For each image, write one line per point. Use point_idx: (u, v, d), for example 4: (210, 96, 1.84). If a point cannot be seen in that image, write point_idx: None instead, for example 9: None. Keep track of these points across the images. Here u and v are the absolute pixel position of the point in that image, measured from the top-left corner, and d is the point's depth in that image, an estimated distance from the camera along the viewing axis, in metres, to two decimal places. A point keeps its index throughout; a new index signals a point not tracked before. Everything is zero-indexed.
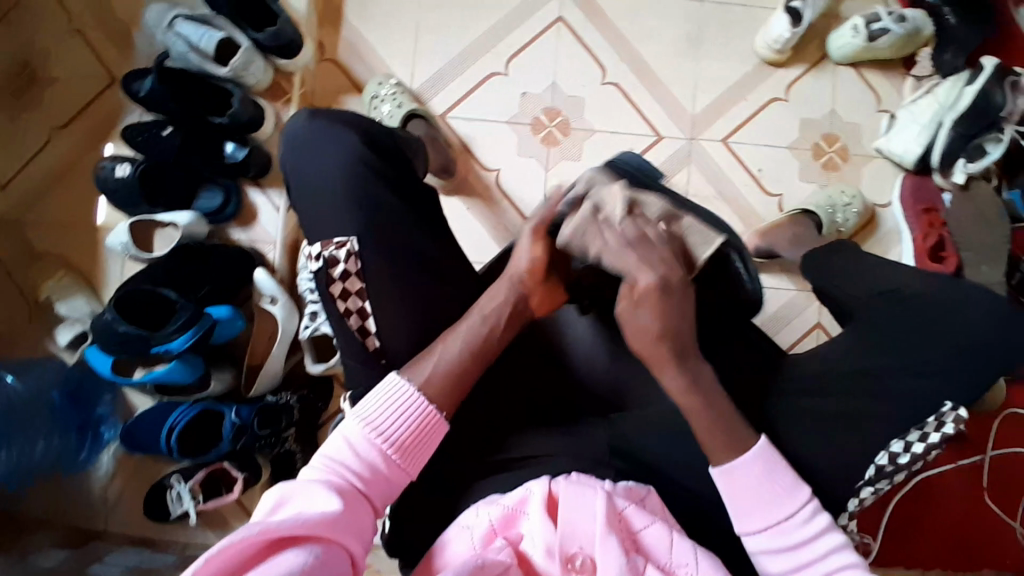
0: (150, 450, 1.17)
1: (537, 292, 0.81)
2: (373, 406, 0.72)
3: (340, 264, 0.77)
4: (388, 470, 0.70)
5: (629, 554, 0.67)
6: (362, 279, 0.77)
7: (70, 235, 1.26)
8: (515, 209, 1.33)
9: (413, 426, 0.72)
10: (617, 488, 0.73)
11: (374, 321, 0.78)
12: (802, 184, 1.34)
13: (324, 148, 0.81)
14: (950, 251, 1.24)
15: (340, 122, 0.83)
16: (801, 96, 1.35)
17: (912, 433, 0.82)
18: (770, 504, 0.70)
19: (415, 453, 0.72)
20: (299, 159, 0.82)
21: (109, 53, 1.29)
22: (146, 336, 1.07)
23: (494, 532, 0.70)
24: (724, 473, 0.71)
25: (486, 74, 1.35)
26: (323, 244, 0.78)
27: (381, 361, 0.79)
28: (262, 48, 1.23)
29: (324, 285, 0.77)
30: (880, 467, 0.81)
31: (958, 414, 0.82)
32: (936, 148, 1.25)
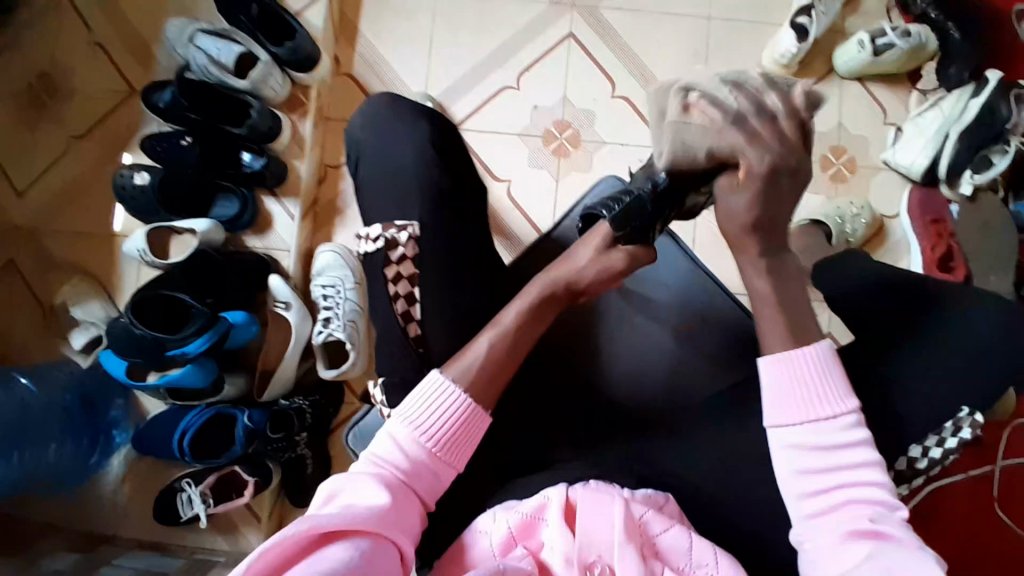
0: (161, 454, 1.19)
1: (582, 284, 0.82)
2: (417, 404, 0.71)
3: (400, 246, 0.80)
4: (436, 469, 0.70)
5: (648, 562, 0.67)
6: (417, 265, 0.80)
7: (89, 243, 1.28)
8: (525, 218, 1.35)
9: (459, 424, 0.71)
10: (636, 495, 0.73)
11: (420, 306, 0.79)
12: (810, 196, 1.35)
13: (388, 134, 0.86)
14: (959, 262, 1.25)
15: (381, 119, 0.87)
16: (809, 110, 1.37)
17: (930, 437, 0.85)
18: (812, 405, 0.69)
19: (460, 451, 0.71)
20: (365, 138, 0.87)
21: (127, 64, 1.33)
22: (161, 340, 1.09)
23: (513, 540, 0.70)
24: (776, 359, 0.71)
25: (498, 87, 1.38)
26: (385, 225, 0.81)
27: (417, 349, 0.79)
28: (281, 62, 1.27)
29: (380, 265, 0.80)
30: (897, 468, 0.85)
31: (976, 420, 0.86)
32: (942, 160, 1.27)
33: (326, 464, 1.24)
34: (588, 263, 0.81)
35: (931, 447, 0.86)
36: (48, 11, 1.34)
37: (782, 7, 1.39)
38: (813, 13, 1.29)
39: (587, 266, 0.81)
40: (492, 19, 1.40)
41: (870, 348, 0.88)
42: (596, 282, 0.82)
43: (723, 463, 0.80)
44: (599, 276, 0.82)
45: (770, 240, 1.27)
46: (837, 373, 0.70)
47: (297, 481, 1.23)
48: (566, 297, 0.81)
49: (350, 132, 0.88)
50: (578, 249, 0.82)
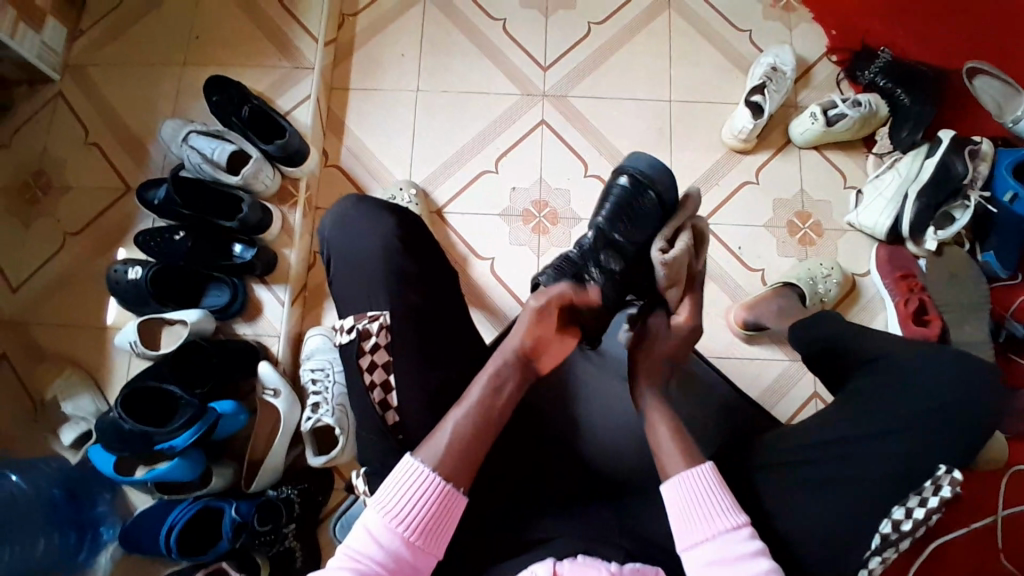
0: (147, 550, 1.15)
1: (525, 350, 0.81)
2: (391, 492, 0.71)
3: (372, 336, 0.82)
4: (413, 556, 0.70)
5: None
6: (391, 352, 0.82)
7: (81, 336, 1.30)
8: (508, 295, 1.39)
9: (433, 509, 0.71)
10: (624, 569, 0.74)
11: (396, 394, 0.81)
12: (781, 258, 1.40)
13: (360, 228, 0.89)
14: (932, 313, 1.28)
15: (371, 204, 0.91)
16: (770, 179, 1.44)
17: (911, 498, 0.82)
18: (709, 519, 0.73)
19: (438, 535, 0.71)
20: (332, 236, 0.90)
21: (123, 163, 1.40)
22: (149, 433, 1.09)
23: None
24: (678, 480, 0.76)
25: (478, 171, 1.46)
26: (357, 317, 0.84)
27: (397, 436, 0.80)
28: (271, 158, 1.34)
29: (355, 356, 0.82)
30: (885, 535, 0.82)
31: (953, 475, 0.82)
32: (905, 219, 1.33)
33: (315, 556, 1.22)
34: (516, 332, 0.81)
35: (913, 509, 0.82)
36: (50, 117, 1.43)
37: (737, 86, 1.49)
38: (765, 91, 1.40)
39: (517, 336, 0.81)
40: (469, 109, 1.50)
41: (846, 406, 0.91)
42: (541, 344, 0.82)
43: None
44: (534, 341, 0.81)
45: (745, 304, 1.33)
46: (723, 488, 0.75)
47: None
48: (517, 367, 0.81)
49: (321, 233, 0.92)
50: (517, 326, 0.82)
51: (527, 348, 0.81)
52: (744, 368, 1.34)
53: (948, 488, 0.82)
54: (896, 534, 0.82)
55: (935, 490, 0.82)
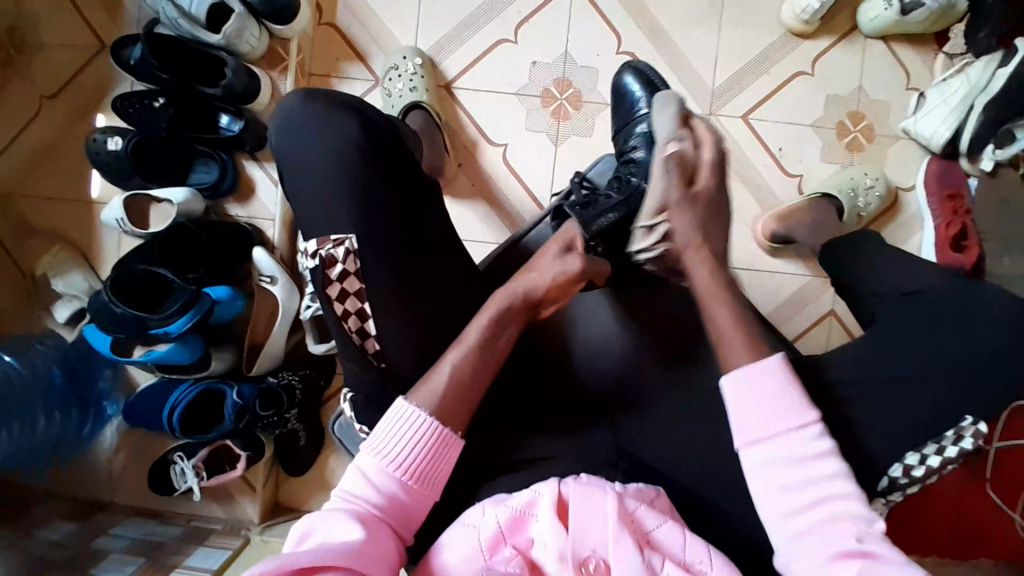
0: (150, 425, 1.19)
1: (540, 292, 0.80)
2: (386, 435, 0.72)
3: (338, 263, 0.77)
4: (409, 498, 0.71)
5: (644, 553, 0.66)
6: (361, 279, 0.78)
7: (64, 209, 1.22)
8: (522, 189, 1.28)
9: (429, 449, 0.71)
10: (628, 489, 0.73)
11: (373, 322, 0.78)
12: (822, 164, 1.28)
13: (321, 134, 0.80)
14: (972, 241, 1.18)
15: (339, 107, 0.81)
16: (827, 71, 1.27)
17: (929, 445, 0.78)
18: (772, 416, 0.68)
19: (433, 477, 0.72)
20: (287, 147, 0.81)
21: (95, 16, 1.22)
22: (143, 319, 1.05)
23: (501, 537, 0.69)
24: (739, 374, 0.70)
25: (494, 40, 1.28)
26: (321, 241, 0.77)
27: (377, 365, 0.78)
28: (256, 13, 1.16)
29: (321, 286, 0.76)
30: (894, 479, 0.78)
31: (979, 428, 0.78)
32: (965, 133, 1.18)
33: (318, 435, 1.24)
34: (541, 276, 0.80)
35: (929, 456, 0.78)
36: None
37: None
38: None
39: (540, 279, 0.80)
40: None
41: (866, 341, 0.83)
42: (554, 290, 0.80)
43: (708, 463, 0.82)
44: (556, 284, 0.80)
45: (777, 213, 1.23)
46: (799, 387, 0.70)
47: (291, 451, 1.24)
48: (524, 308, 0.79)
49: (273, 142, 0.82)
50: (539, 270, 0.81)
51: (552, 289, 0.80)
52: (765, 282, 1.28)
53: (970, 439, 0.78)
54: (906, 479, 0.79)
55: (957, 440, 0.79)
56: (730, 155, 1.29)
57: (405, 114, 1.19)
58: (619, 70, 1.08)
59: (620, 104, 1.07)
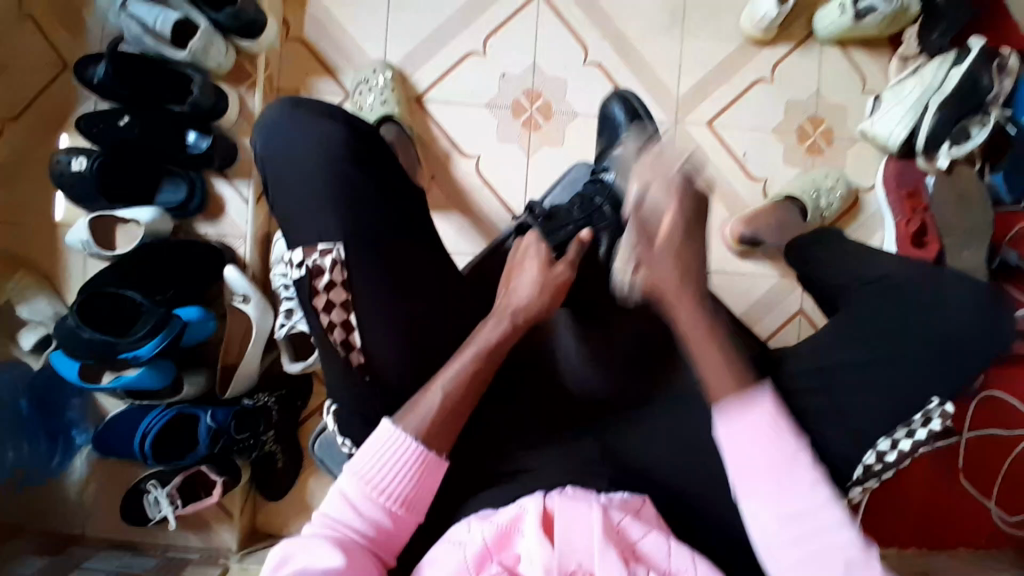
0: (122, 453, 1.15)
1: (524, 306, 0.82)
2: (370, 459, 0.71)
3: (325, 273, 0.77)
4: (393, 524, 0.71)
5: (629, 565, 0.67)
6: (349, 291, 0.78)
7: (26, 233, 1.19)
8: (495, 199, 1.29)
9: (414, 476, 0.72)
10: (613, 501, 0.74)
11: (359, 335, 0.78)
12: (785, 166, 1.32)
13: (302, 138, 0.79)
14: (932, 237, 1.22)
15: (321, 113, 0.80)
16: (786, 78, 1.31)
17: (900, 430, 0.80)
18: (771, 471, 0.65)
19: (416, 502, 0.72)
20: (269, 152, 0.80)
21: (55, 33, 1.19)
22: (111, 342, 1.02)
23: (488, 553, 0.69)
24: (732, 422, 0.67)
25: (464, 53, 1.29)
26: (307, 251, 0.78)
27: (365, 377, 0.78)
28: (223, 28, 1.14)
29: (307, 296, 0.77)
30: (869, 467, 0.81)
31: (945, 408, 0.81)
32: (922, 132, 1.22)
33: (297, 458, 1.22)
34: (524, 293, 0.83)
35: (900, 440, 0.81)
36: None
37: None
38: None
39: (523, 296, 0.83)
40: None
41: (840, 333, 0.85)
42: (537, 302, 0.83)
43: (691, 462, 0.83)
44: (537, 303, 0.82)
45: (744, 217, 1.25)
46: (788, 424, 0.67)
47: (268, 475, 1.22)
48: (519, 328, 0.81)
49: (255, 146, 0.80)
50: (516, 292, 0.83)
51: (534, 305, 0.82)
52: (735, 282, 1.31)
53: (937, 421, 0.81)
54: (880, 465, 0.81)
55: (925, 423, 0.81)
56: None
57: (378, 124, 1.19)
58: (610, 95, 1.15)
59: (605, 129, 1.13)
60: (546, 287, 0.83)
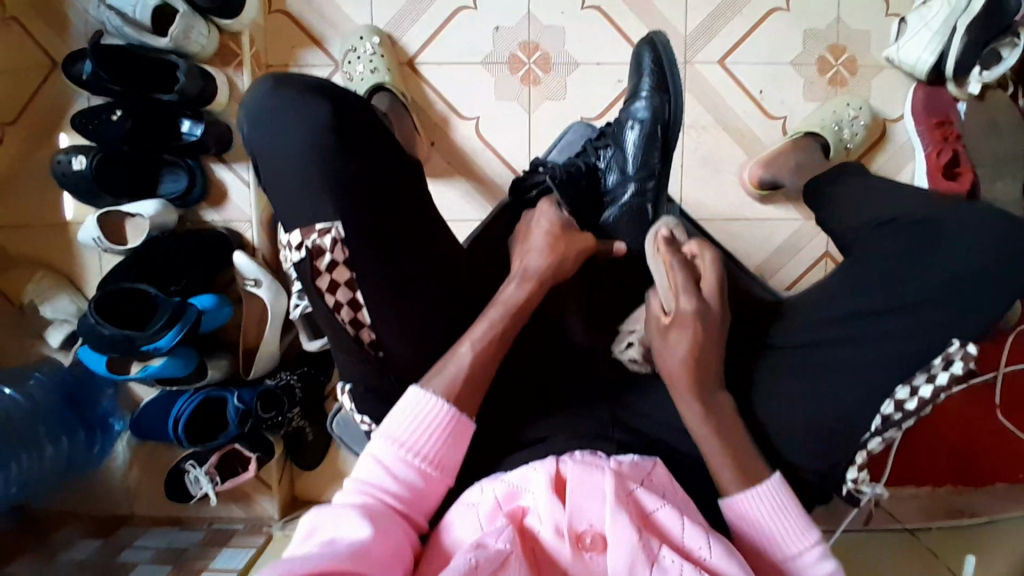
0: (159, 437, 1.21)
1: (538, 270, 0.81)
2: (401, 421, 0.71)
3: (326, 253, 0.71)
4: (426, 485, 0.71)
5: (641, 534, 0.64)
6: (352, 268, 0.73)
7: (40, 234, 1.21)
8: (497, 160, 1.25)
9: (446, 437, 0.72)
10: (621, 464, 0.73)
11: (367, 312, 0.73)
12: (805, 101, 1.23)
13: (290, 119, 0.72)
14: (964, 166, 1.15)
15: (307, 89, 0.73)
16: (804, 4, 1.21)
17: (918, 376, 0.74)
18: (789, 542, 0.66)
19: (448, 463, 0.72)
20: (255, 136, 0.74)
21: (37, 28, 1.17)
22: (132, 336, 1.04)
23: (498, 508, 0.70)
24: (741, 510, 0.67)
25: (453, 9, 1.23)
26: (305, 232, 0.71)
27: (376, 353, 0.76)
28: (202, 11, 1.11)
29: (311, 277, 0.71)
30: (887, 416, 0.74)
31: (967, 350, 0.73)
32: (951, 55, 1.13)
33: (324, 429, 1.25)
34: (536, 258, 0.81)
35: (919, 386, 0.74)
36: None
37: None
38: None
39: (535, 261, 0.81)
40: None
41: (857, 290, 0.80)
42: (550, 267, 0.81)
43: None
44: (553, 267, 0.82)
45: (761, 159, 1.19)
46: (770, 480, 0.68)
47: (301, 447, 1.26)
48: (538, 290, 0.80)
49: (241, 133, 0.75)
50: (530, 255, 0.82)
51: (548, 271, 0.81)
52: (755, 228, 1.25)
53: (959, 365, 0.74)
54: (899, 414, 0.74)
55: (945, 367, 0.74)
56: (707, 104, 1.24)
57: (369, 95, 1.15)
58: (639, 45, 1.00)
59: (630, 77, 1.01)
60: (563, 258, 0.82)
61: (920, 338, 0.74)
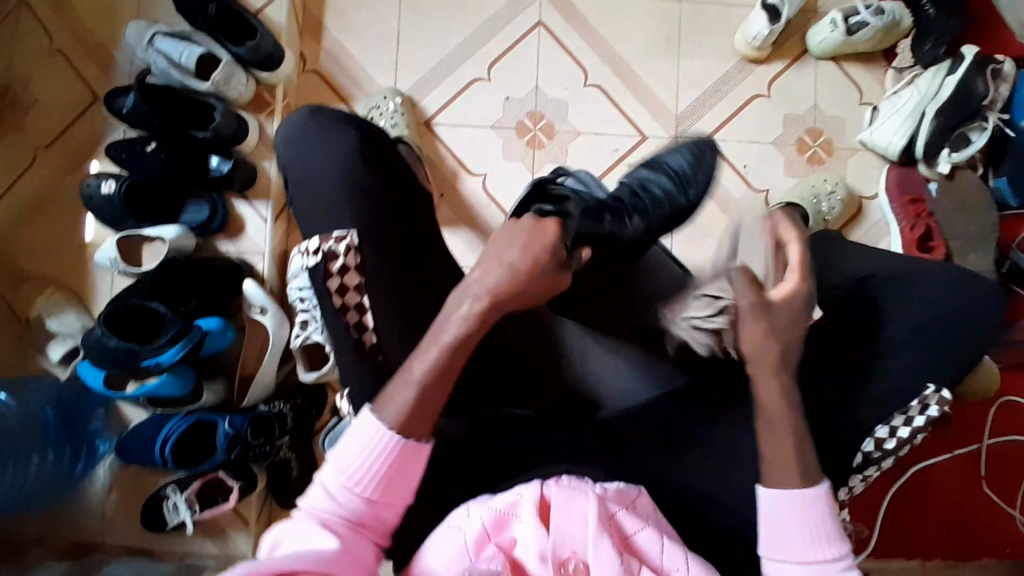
0: (141, 460, 1.18)
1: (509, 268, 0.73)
2: (342, 450, 0.69)
3: (339, 258, 0.79)
4: (377, 506, 0.69)
5: (623, 557, 0.65)
6: (361, 274, 0.80)
7: (58, 253, 1.27)
8: (499, 213, 1.34)
9: (388, 462, 0.69)
10: (608, 491, 0.70)
11: (371, 315, 0.79)
12: (786, 177, 1.34)
13: (324, 143, 0.84)
14: (938, 241, 1.24)
15: (339, 120, 0.86)
16: (784, 93, 1.35)
17: (897, 416, 0.79)
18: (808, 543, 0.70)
19: (398, 485, 0.69)
20: (293, 156, 0.86)
21: (91, 70, 1.30)
22: (136, 349, 1.07)
23: (487, 536, 0.66)
24: (785, 502, 0.70)
25: (469, 79, 1.37)
26: (323, 238, 0.80)
27: (375, 356, 0.78)
28: (243, 62, 1.24)
29: (322, 279, 0.79)
30: (867, 454, 0.79)
31: (942, 395, 0.79)
32: (919, 139, 1.25)
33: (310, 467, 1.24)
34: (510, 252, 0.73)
35: (898, 427, 0.79)
36: (15, 24, 1.31)
37: None
38: None
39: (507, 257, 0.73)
40: (459, 11, 1.37)
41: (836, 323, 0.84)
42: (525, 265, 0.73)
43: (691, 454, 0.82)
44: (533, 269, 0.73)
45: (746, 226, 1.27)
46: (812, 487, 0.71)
47: (283, 485, 1.23)
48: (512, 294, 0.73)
49: (278, 153, 0.87)
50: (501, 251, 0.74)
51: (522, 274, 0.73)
52: None
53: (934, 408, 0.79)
54: (879, 452, 0.79)
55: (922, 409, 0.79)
56: None
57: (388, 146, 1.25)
58: None
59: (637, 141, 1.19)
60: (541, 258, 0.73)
61: (891, 374, 0.80)
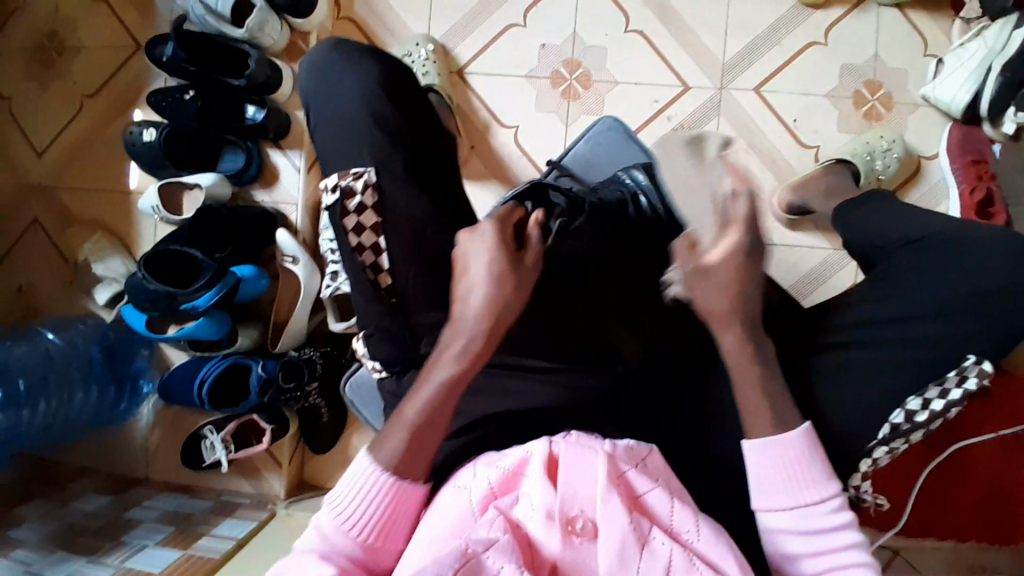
0: (183, 400, 1.24)
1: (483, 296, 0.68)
2: (342, 491, 0.67)
3: (356, 195, 0.78)
4: (378, 550, 0.67)
5: (632, 514, 0.62)
6: (379, 214, 0.79)
7: (104, 199, 1.31)
8: (531, 167, 1.31)
9: (389, 504, 0.67)
10: (618, 448, 0.68)
11: (387, 256, 0.79)
12: (838, 133, 1.25)
13: (346, 81, 0.82)
14: (998, 206, 1.13)
15: (362, 55, 0.83)
16: (841, 40, 1.25)
17: (931, 389, 0.74)
18: (796, 493, 0.68)
19: (398, 530, 0.67)
20: (314, 92, 0.84)
21: (130, 17, 1.31)
22: (173, 293, 1.11)
23: (493, 496, 0.65)
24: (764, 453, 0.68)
25: (504, 26, 1.32)
26: (342, 175, 0.80)
27: (390, 299, 0.79)
28: (276, 8, 1.23)
29: (339, 217, 0.78)
30: (896, 426, 0.75)
31: (983, 367, 0.73)
32: (985, 96, 1.13)
33: (340, 414, 1.28)
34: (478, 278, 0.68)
35: (931, 400, 0.74)
36: None
37: None
38: None
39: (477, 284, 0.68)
40: None
41: (874, 290, 0.80)
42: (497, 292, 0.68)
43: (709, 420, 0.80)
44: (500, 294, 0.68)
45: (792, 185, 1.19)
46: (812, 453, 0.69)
47: (314, 427, 1.28)
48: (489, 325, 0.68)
49: (301, 85, 0.85)
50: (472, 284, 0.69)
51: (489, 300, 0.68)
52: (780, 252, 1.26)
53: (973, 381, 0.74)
54: (908, 425, 0.75)
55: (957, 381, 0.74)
56: (740, 127, 1.27)
57: None
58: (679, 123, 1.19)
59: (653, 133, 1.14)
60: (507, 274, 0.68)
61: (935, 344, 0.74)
